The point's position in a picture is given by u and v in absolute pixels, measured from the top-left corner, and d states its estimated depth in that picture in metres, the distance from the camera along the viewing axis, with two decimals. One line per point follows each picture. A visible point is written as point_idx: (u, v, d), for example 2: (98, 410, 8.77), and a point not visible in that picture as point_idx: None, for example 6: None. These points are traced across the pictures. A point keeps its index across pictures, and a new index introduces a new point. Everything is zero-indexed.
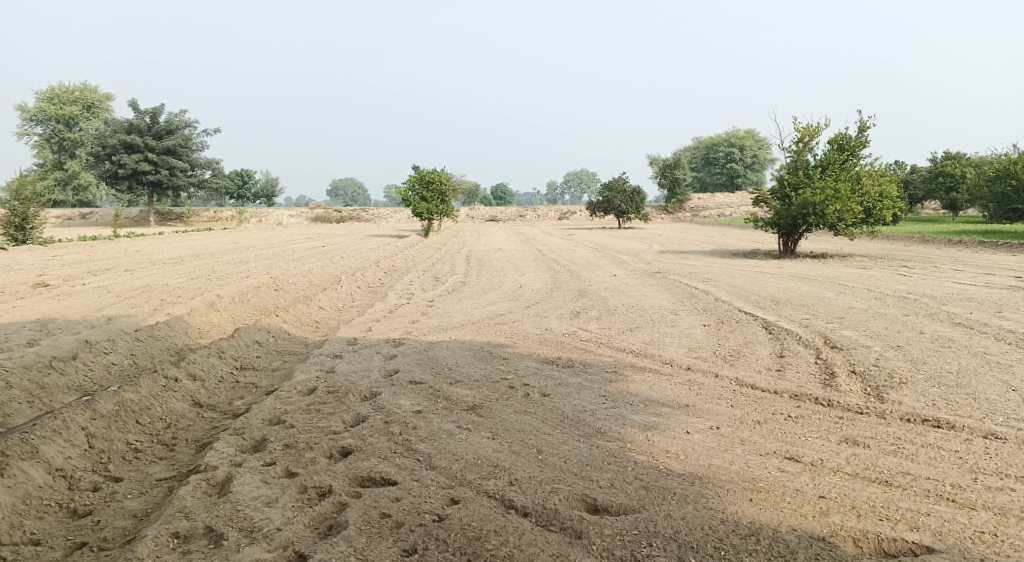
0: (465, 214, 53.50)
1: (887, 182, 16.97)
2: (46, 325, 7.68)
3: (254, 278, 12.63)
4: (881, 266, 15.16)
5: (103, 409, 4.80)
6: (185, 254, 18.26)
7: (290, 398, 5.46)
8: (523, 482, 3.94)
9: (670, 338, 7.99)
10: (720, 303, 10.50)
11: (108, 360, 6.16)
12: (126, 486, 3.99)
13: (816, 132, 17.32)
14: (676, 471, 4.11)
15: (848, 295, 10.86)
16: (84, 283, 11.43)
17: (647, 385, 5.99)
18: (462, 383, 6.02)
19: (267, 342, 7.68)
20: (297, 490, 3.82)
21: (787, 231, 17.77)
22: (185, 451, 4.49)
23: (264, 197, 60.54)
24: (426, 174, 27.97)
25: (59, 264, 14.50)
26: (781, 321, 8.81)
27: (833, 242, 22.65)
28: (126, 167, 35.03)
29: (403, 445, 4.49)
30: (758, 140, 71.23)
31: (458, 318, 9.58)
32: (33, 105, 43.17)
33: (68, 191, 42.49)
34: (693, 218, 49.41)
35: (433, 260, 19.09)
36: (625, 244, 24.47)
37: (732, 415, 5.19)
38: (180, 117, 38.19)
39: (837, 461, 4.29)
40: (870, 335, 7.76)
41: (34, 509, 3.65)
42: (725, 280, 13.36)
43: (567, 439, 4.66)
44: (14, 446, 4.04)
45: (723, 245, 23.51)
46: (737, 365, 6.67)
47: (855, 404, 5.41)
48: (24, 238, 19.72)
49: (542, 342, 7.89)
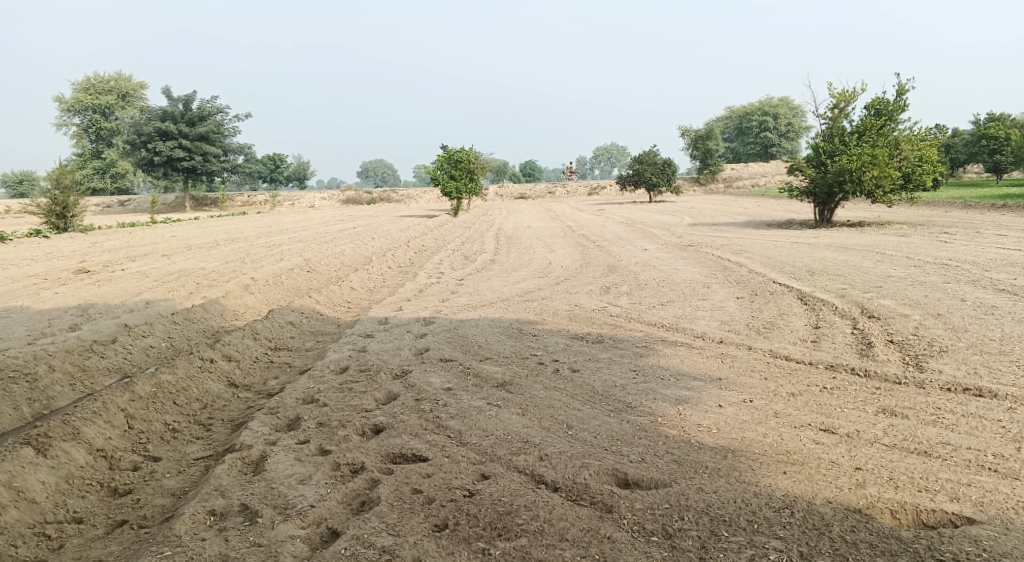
0: (493, 192, 53.34)
1: (928, 146, 16.29)
2: (88, 311, 7.93)
3: (286, 261, 12.83)
4: (921, 233, 14.63)
5: (141, 391, 4.94)
6: (220, 238, 18.66)
7: (323, 377, 5.56)
8: (552, 457, 3.94)
9: (702, 312, 7.86)
10: (753, 275, 10.27)
11: (147, 343, 6.34)
12: (165, 465, 4.12)
13: (852, 96, 16.67)
14: (708, 445, 4.05)
15: (886, 264, 10.51)
16: (125, 269, 11.77)
17: (678, 359, 5.91)
18: (491, 360, 6.04)
19: (301, 323, 7.81)
20: (330, 468, 3.88)
21: (823, 200, 17.25)
22: (221, 431, 4.60)
23: (296, 181, 61.53)
24: (454, 152, 27.94)
25: (100, 251, 14.96)
26: (816, 292, 8.59)
27: (871, 210, 21.96)
28: (161, 155, 35.82)
29: (433, 421, 4.53)
30: (793, 107, 69.09)
31: (487, 295, 9.60)
32: (70, 96, 44.28)
33: (107, 180, 43.76)
34: (726, 189, 48.35)
35: (463, 239, 19.12)
36: (657, 219, 24.11)
37: (765, 387, 5.09)
38: (212, 103, 38.69)
39: (874, 432, 4.17)
40: (910, 304, 7.49)
41: (77, 489, 3.80)
42: (758, 252, 13.05)
43: (598, 414, 4.63)
44: (57, 428, 4.19)
45: (757, 216, 22.96)
46: (770, 337, 6.53)
47: (893, 374, 5.25)
48: (66, 226, 20.42)
49: (572, 318, 7.85)
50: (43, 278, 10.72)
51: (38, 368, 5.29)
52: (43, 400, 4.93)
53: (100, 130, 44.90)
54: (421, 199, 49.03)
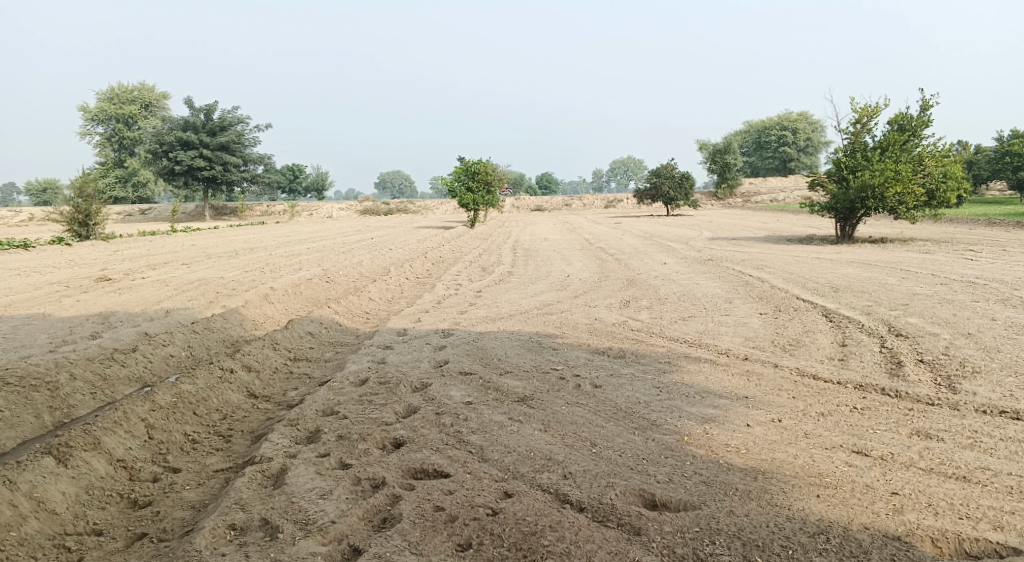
0: (509, 204, 53.42)
1: (952, 162, 16.02)
2: (109, 318, 7.97)
3: (304, 271, 12.86)
4: (947, 250, 14.34)
5: (162, 400, 4.93)
6: (239, 247, 18.81)
7: (342, 389, 5.52)
8: (577, 476, 3.85)
9: (724, 327, 7.72)
10: (775, 290, 10.11)
11: (167, 352, 6.35)
12: (185, 477, 4.08)
13: (875, 111, 16.46)
14: (737, 466, 3.93)
15: (912, 281, 10.29)
16: (145, 277, 11.86)
17: (703, 376, 5.78)
18: (511, 374, 5.96)
19: (320, 334, 7.80)
20: (350, 482, 3.83)
21: (845, 216, 17.00)
22: (241, 442, 4.57)
23: (314, 191, 62.15)
24: (471, 164, 28.02)
25: (121, 259, 15.12)
26: (842, 309, 8.41)
27: (894, 226, 21.64)
28: (182, 164, 36.35)
29: (454, 436, 4.46)
30: (812, 122, 68.62)
31: (506, 308, 9.53)
32: (95, 106, 45.15)
33: (130, 188, 44.46)
34: (743, 204, 48.03)
35: (480, 250, 19.11)
36: (675, 232, 23.93)
37: (794, 406, 4.95)
38: (233, 114, 39.26)
39: (910, 455, 4.03)
40: (939, 322, 7.30)
41: (97, 500, 3.77)
42: (779, 267, 12.86)
43: (622, 432, 4.53)
44: (78, 438, 4.18)
45: (776, 230, 22.70)
46: (796, 354, 6.38)
47: (926, 394, 5.09)
48: (88, 233, 20.72)
49: (592, 332, 7.75)
50: (65, 285, 10.83)
51: (60, 377, 5.30)
52: (64, 409, 4.94)
53: (123, 139, 45.70)
54: (437, 210, 49.22)
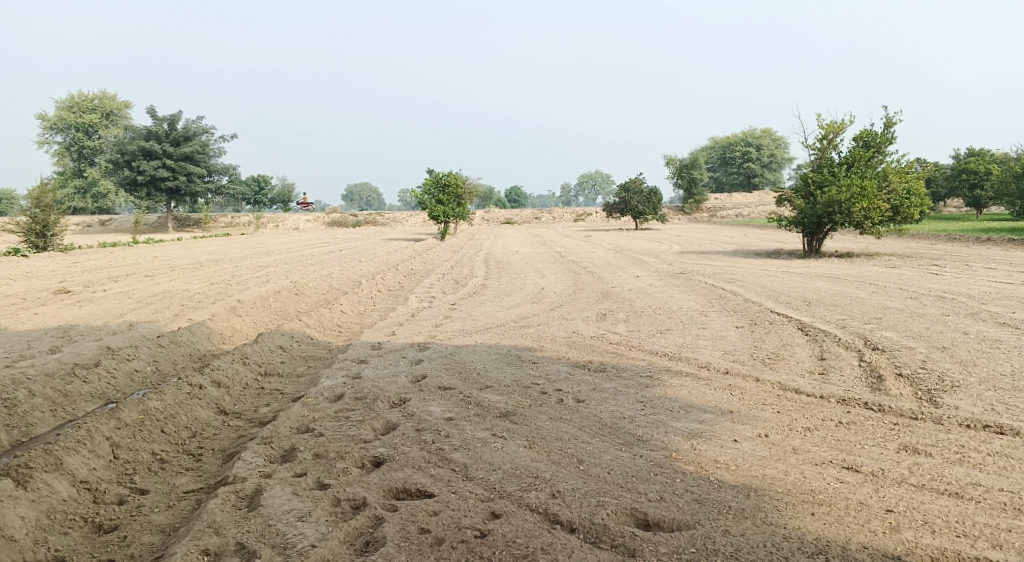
0: (480, 217, 53.37)
1: (914, 179, 16.52)
2: (68, 332, 7.58)
3: (274, 283, 12.53)
4: (911, 265, 14.73)
5: (127, 418, 4.65)
6: (205, 259, 18.28)
7: (317, 405, 5.29)
8: (565, 495, 3.73)
9: (703, 341, 7.72)
10: (750, 304, 10.20)
11: (131, 367, 6.03)
12: (153, 499, 3.82)
13: (841, 128, 16.92)
14: (728, 483, 3.87)
15: (882, 295, 10.49)
16: (106, 289, 11.40)
17: (686, 391, 5.74)
18: (492, 389, 5.81)
19: (291, 347, 7.55)
20: (330, 503, 3.63)
21: (812, 231, 17.36)
22: (212, 462, 4.32)
23: (281, 203, 61.20)
24: (442, 177, 27.87)
25: (79, 271, 14.49)
26: (817, 322, 8.51)
27: (858, 241, 22.22)
28: (145, 174, 35.35)
29: (437, 454, 4.29)
30: (775, 139, 70.53)
31: (482, 321, 9.40)
32: (54, 113, 43.72)
33: (89, 199, 43.09)
34: (711, 218, 48.92)
35: (452, 263, 18.93)
36: (646, 246, 24.14)
37: (779, 421, 4.93)
38: (198, 124, 38.46)
39: (900, 471, 4.02)
40: (914, 336, 7.42)
41: (58, 525, 3.50)
42: (751, 281, 13.03)
43: (609, 448, 4.43)
44: (38, 458, 3.89)
45: (745, 245, 23.04)
46: (777, 368, 6.39)
47: (909, 409, 5.13)
48: (46, 245, 19.90)
49: (571, 346, 7.67)
50: (20, 298, 10.31)
51: (17, 393, 4.96)
52: (22, 427, 4.62)
53: (83, 149, 44.31)
54: (407, 223, 48.87)
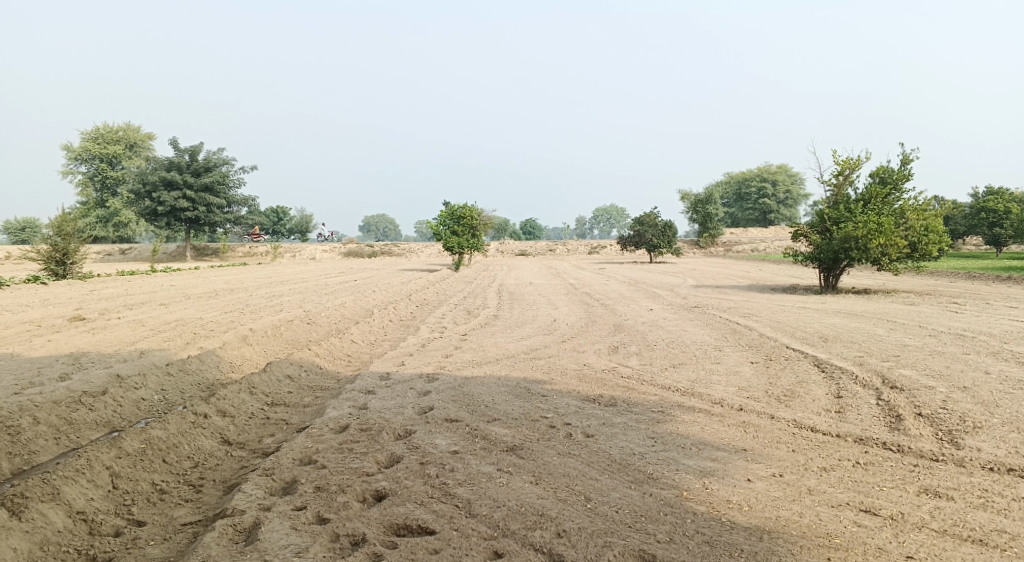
0: (493, 248, 53.56)
1: (932, 216, 16.33)
2: (79, 359, 7.62)
3: (286, 312, 12.57)
4: (930, 302, 14.46)
5: (129, 447, 4.61)
6: (219, 288, 18.43)
7: (322, 436, 5.22)
8: (571, 534, 3.61)
9: (717, 376, 7.57)
10: (765, 339, 10.01)
11: (138, 396, 6.02)
12: (149, 531, 3.76)
13: (857, 165, 16.85)
14: (741, 525, 3.74)
15: (900, 333, 10.28)
16: (120, 317, 11.50)
17: (698, 427, 5.60)
18: (500, 421, 5.71)
19: (299, 377, 7.51)
20: (328, 539, 3.54)
21: (828, 266, 17.15)
22: (212, 493, 4.25)
23: (298, 233, 62.04)
24: (457, 209, 28.10)
25: (96, 298, 14.67)
26: (834, 359, 8.32)
27: (875, 277, 21.92)
28: (166, 204, 36.04)
29: (440, 489, 4.19)
30: (791, 175, 70.45)
31: (493, 352, 9.32)
32: (79, 145, 44.93)
33: (110, 227, 43.95)
34: (726, 253, 48.69)
35: (465, 294, 18.91)
36: (661, 279, 24.00)
37: (795, 460, 4.77)
38: (218, 155, 39.34)
39: (920, 515, 3.85)
40: (933, 375, 7.21)
41: (51, 557, 3.44)
42: (766, 316, 12.85)
43: (617, 485, 4.30)
44: (35, 487, 3.85)
45: (761, 280, 22.81)
46: (792, 405, 6.23)
47: (929, 450, 4.94)
48: (64, 272, 20.21)
49: (581, 379, 7.55)
50: (35, 324, 10.44)
51: (22, 420, 4.96)
52: (25, 455, 4.60)
53: (106, 179, 45.41)
54: (421, 254, 49.16)
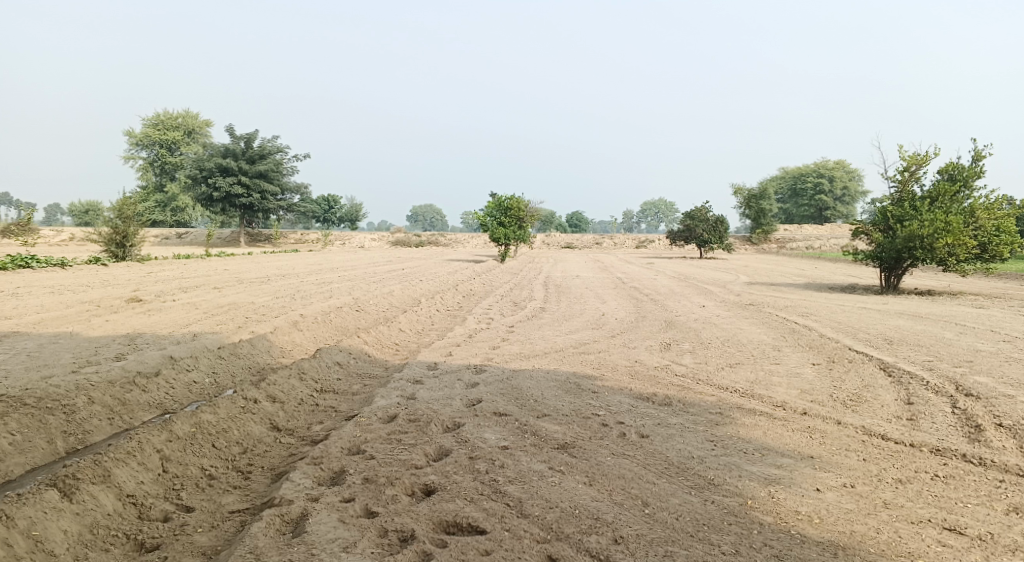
0: (539, 240, 53.41)
1: (1006, 215, 15.28)
2: (135, 340, 7.81)
3: (334, 299, 12.70)
4: (1003, 306, 13.54)
5: (180, 430, 4.63)
6: (270, 273, 18.80)
7: (370, 426, 5.16)
8: (630, 541, 3.40)
9: (776, 377, 7.20)
10: (825, 340, 9.51)
11: (190, 378, 6.11)
12: (197, 517, 3.74)
13: (925, 160, 15.91)
14: (812, 539, 3.47)
15: (972, 337, 9.62)
16: (175, 299, 11.84)
17: (759, 431, 5.28)
18: (549, 417, 5.54)
19: (348, 364, 7.50)
20: (376, 534, 3.44)
21: (890, 266, 16.29)
22: (260, 481, 4.22)
23: (348, 222, 63.12)
24: (504, 200, 27.96)
25: (154, 281, 15.16)
26: (901, 363, 7.82)
27: (941, 278, 20.78)
28: (220, 191, 37.18)
29: (490, 486, 4.04)
30: (850, 171, 67.74)
31: (540, 345, 9.15)
32: (141, 131, 46.70)
33: (169, 213, 45.64)
34: (779, 250, 47.18)
35: (511, 285, 18.80)
36: (711, 275, 23.31)
37: (867, 470, 4.43)
38: (272, 143, 40.31)
39: (1013, 537, 3.49)
40: (1013, 383, 6.66)
41: (101, 540, 3.46)
42: (826, 315, 12.27)
43: (676, 490, 4.06)
44: (87, 469, 3.88)
45: (818, 278, 21.87)
46: (860, 411, 5.84)
47: (1016, 465, 4.53)
48: (124, 255, 21.04)
49: (633, 376, 7.29)
50: (96, 304, 10.82)
51: (78, 400, 5.06)
52: (79, 434, 4.69)
53: (164, 165, 47.19)
54: (466, 245, 49.34)
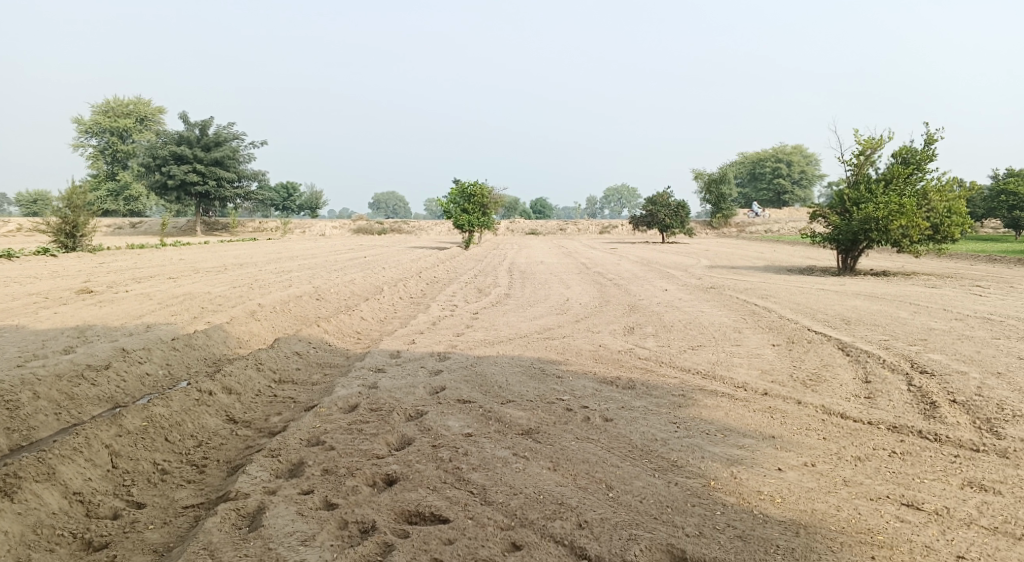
0: (504, 226, 53.35)
1: (956, 198, 15.79)
2: (84, 333, 7.46)
3: (296, 288, 12.39)
4: (951, 286, 14.04)
5: (130, 425, 4.43)
6: (229, 263, 18.28)
7: (330, 416, 5.03)
8: (594, 525, 3.39)
9: (738, 359, 7.31)
10: (786, 322, 9.70)
11: (142, 370, 5.86)
12: (148, 514, 3.59)
13: (880, 144, 16.32)
14: (774, 518, 3.51)
15: (925, 316, 9.93)
16: (128, 290, 11.39)
17: (722, 412, 5.34)
18: (514, 403, 5.49)
19: (308, 354, 7.32)
20: (336, 526, 3.35)
21: (846, 248, 16.72)
22: (216, 474, 4.08)
23: (309, 209, 61.83)
24: (468, 186, 27.72)
25: (105, 272, 14.57)
26: (858, 342, 8.02)
27: (893, 260, 21.44)
28: (175, 179, 35.93)
29: (453, 474, 3.98)
30: (807, 156, 69.34)
31: (506, 331, 9.10)
32: (89, 118, 44.75)
33: (121, 202, 43.93)
34: (739, 234, 48.11)
35: (476, 272, 18.70)
36: (673, 259, 23.60)
37: (827, 449, 4.52)
38: (229, 129, 39.07)
39: (967, 511, 3.60)
40: (965, 360, 6.90)
41: (45, 540, 3.28)
42: (785, 297, 12.52)
43: (641, 473, 4.07)
44: (29, 467, 3.68)
45: (777, 261, 22.34)
46: (819, 390, 5.96)
47: (968, 440, 4.68)
48: (74, 246, 20.16)
49: (598, 360, 7.31)
50: (43, 297, 10.32)
51: (21, 395, 4.80)
52: (23, 430, 4.45)
53: (115, 152, 45.35)
54: (430, 232, 48.92)
